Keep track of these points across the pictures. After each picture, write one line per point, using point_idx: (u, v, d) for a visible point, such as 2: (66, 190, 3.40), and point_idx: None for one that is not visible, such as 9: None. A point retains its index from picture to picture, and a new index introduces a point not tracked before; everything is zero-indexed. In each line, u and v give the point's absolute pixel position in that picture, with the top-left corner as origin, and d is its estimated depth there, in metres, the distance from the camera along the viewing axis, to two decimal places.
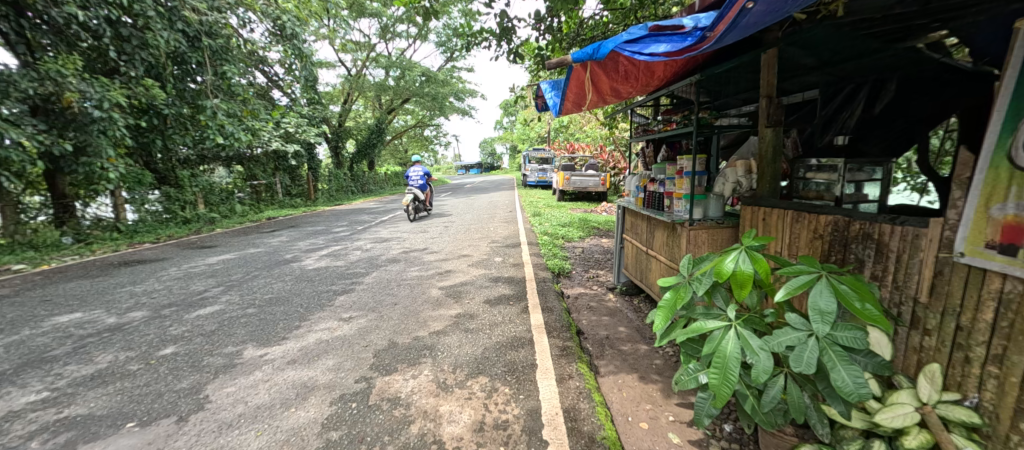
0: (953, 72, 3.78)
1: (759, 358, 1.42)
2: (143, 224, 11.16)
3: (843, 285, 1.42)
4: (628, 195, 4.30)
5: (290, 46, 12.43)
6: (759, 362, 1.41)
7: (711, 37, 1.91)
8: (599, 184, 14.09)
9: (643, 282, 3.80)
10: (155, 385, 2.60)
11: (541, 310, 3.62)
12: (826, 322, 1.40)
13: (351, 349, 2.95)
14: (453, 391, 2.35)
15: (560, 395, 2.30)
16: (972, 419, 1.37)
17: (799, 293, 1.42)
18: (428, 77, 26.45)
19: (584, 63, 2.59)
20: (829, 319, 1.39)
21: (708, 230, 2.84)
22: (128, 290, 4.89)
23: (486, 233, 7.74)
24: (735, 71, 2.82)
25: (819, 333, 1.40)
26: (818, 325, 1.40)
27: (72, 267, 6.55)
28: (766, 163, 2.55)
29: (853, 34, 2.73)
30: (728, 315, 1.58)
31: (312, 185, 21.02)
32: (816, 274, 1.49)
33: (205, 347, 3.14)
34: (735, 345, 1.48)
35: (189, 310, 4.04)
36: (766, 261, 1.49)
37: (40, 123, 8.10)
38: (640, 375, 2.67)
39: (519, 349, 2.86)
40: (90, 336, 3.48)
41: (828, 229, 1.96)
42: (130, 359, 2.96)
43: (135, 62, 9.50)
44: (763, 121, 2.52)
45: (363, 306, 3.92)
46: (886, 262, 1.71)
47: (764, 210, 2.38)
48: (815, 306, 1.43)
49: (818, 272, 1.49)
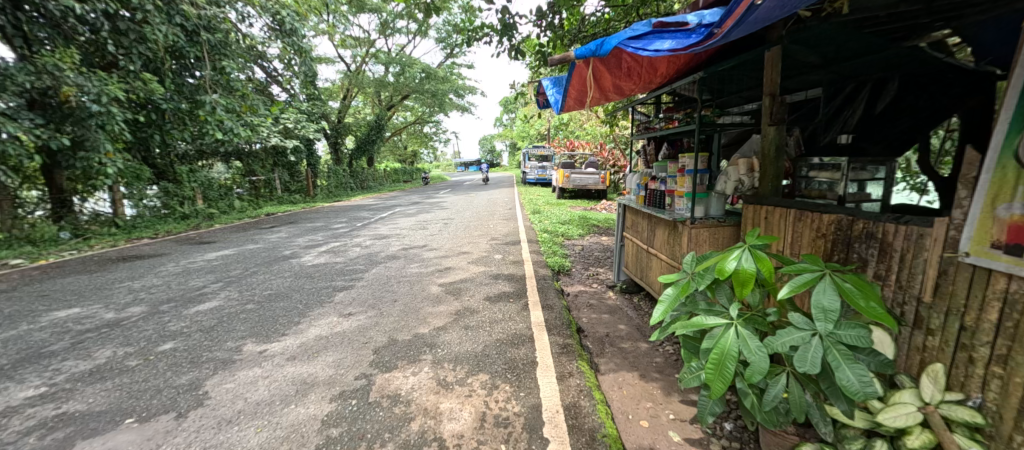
0: (956, 72, 3.75)
1: (761, 357, 1.41)
2: (142, 220, 11.12)
3: (847, 284, 1.42)
4: (629, 193, 4.29)
5: (289, 42, 12.38)
6: (761, 360, 1.40)
7: (717, 34, 1.90)
8: (599, 181, 14.09)
9: (644, 280, 3.78)
10: (154, 380, 2.59)
11: (541, 307, 3.62)
12: (829, 321, 1.39)
13: (351, 345, 2.94)
14: (454, 388, 2.34)
15: (560, 393, 2.30)
16: (975, 419, 1.37)
17: (802, 290, 1.41)
18: (427, 73, 26.39)
19: (587, 59, 2.57)
20: (831, 318, 1.38)
21: (708, 229, 2.83)
22: (127, 285, 4.88)
23: (486, 230, 7.74)
24: (738, 68, 2.81)
25: (823, 331, 1.39)
26: (821, 324, 1.39)
27: (70, 262, 6.52)
28: (769, 161, 2.54)
29: (856, 33, 2.73)
30: (731, 314, 1.56)
31: (311, 181, 20.96)
32: (819, 273, 1.48)
33: (204, 343, 3.13)
34: (737, 343, 1.46)
35: (188, 306, 4.02)
36: (769, 260, 1.51)
37: (38, 117, 8.05)
38: (640, 373, 2.67)
39: (520, 347, 2.85)
40: (88, 331, 3.47)
41: (830, 228, 1.96)
42: (128, 355, 2.95)
43: (133, 56, 9.44)
44: (766, 120, 2.51)
45: (364, 303, 3.92)
46: (889, 261, 1.70)
47: (766, 209, 2.38)
48: (817, 305, 1.42)
49: (822, 270, 1.49)
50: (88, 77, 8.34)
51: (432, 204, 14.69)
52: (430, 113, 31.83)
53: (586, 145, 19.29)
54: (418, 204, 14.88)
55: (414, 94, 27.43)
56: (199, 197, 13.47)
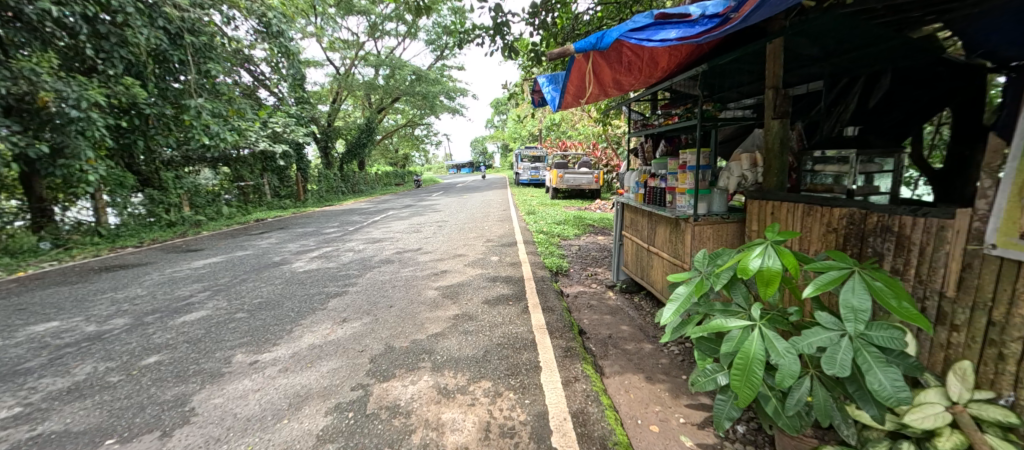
0: (946, 66, 3.72)
1: (787, 360, 1.33)
2: (126, 228, 10.82)
3: (878, 281, 1.35)
4: (627, 191, 4.23)
5: (276, 44, 12.15)
6: (787, 364, 1.32)
7: (736, 18, 1.85)
8: (592, 181, 14.05)
9: (645, 280, 3.71)
10: (137, 397, 2.45)
11: (541, 309, 3.53)
12: (860, 320, 1.32)
13: (346, 354, 2.82)
14: (455, 397, 2.24)
15: (566, 399, 2.21)
16: (1009, 420, 1.32)
17: (828, 289, 1.35)
18: (418, 75, 26.18)
19: (587, 54, 2.49)
20: (863, 317, 1.32)
21: (712, 226, 2.77)
22: (110, 296, 4.69)
23: (481, 232, 7.64)
24: (738, 62, 2.76)
25: (853, 332, 1.32)
26: (852, 324, 1.32)
27: (50, 273, 6.30)
28: (773, 155, 2.48)
29: (856, 25, 2.70)
30: (752, 315, 1.49)
31: (301, 186, 20.65)
32: (847, 269, 1.41)
33: (191, 355, 2.99)
34: (761, 346, 1.38)
35: (174, 317, 3.87)
36: (794, 257, 1.42)
37: (15, 124, 7.78)
38: (647, 375, 2.59)
39: (522, 351, 2.76)
40: (68, 346, 3.30)
41: (842, 223, 1.90)
42: (110, 371, 2.80)
43: (114, 60, 9.21)
44: (769, 113, 2.46)
45: (358, 309, 3.80)
46: (907, 255, 1.65)
47: (772, 204, 2.33)
48: (847, 304, 1.35)
49: (850, 268, 1.42)
50: (66, 83, 8.10)
51: (425, 207, 14.56)
52: (420, 115, 31.61)
53: (578, 145, 19.24)
54: (410, 207, 14.71)
55: (405, 96, 27.22)
56: (186, 204, 13.17)
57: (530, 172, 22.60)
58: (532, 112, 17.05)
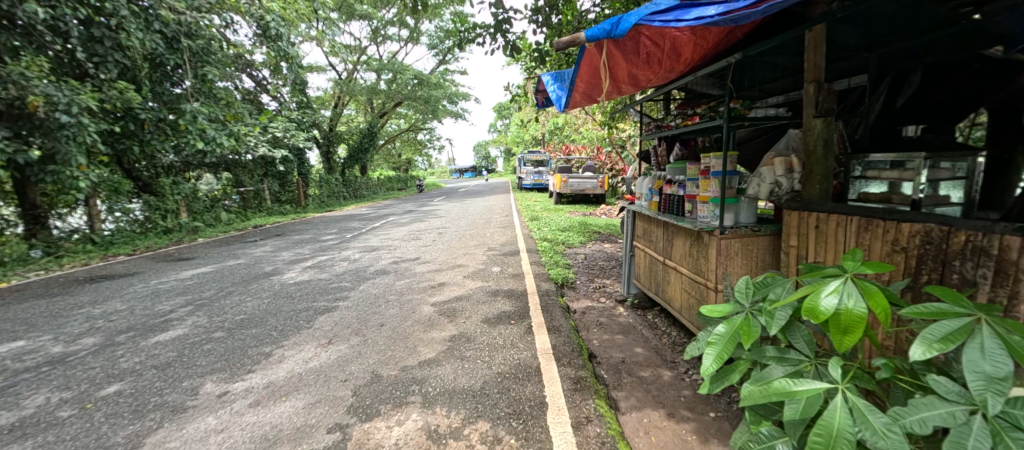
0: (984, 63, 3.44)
1: (889, 441, 1.02)
2: (121, 235, 10.60)
3: (1017, 340, 1.05)
4: (639, 198, 3.90)
5: (275, 47, 11.93)
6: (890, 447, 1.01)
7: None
8: (597, 185, 13.72)
9: (661, 296, 3.38)
10: (83, 439, 2.13)
11: (547, 330, 3.20)
12: (998, 393, 1.01)
13: (327, 385, 2.50)
14: (447, 444, 1.91)
15: (578, 448, 1.88)
16: None
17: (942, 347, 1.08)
18: (420, 80, 26.01)
19: (599, 43, 2.19)
20: (1001, 389, 1.00)
21: (741, 240, 2.44)
22: (86, 311, 4.40)
23: (481, 240, 7.33)
24: (769, 54, 2.44)
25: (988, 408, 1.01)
26: (986, 397, 1.01)
27: (33, 284, 6.04)
28: (815, 159, 2.16)
29: (903, 12, 2.37)
30: (833, 375, 1.19)
31: (302, 191, 20.44)
32: (967, 319, 1.13)
33: (155, 384, 2.68)
34: (850, 419, 1.09)
35: (147, 336, 3.56)
36: (883, 298, 1.13)
37: (4, 129, 7.57)
38: (669, 412, 2.25)
39: (525, 382, 2.43)
40: (26, 371, 3.00)
41: (915, 241, 1.57)
42: (63, 403, 2.50)
43: (109, 64, 9.02)
44: (810, 111, 2.14)
45: (346, 328, 3.48)
46: (1012, 286, 1.31)
47: (816, 217, 2.00)
48: (976, 368, 1.05)
49: (973, 319, 1.13)
50: (58, 87, 7.91)
51: (426, 212, 14.29)
52: (423, 120, 31.46)
53: (582, 149, 18.93)
54: (411, 213, 14.44)
55: (407, 100, 27.07)
56: (183, 210, 12.96)
57: (533, 176, 22.30)
58: (535, 116, 16.79)
